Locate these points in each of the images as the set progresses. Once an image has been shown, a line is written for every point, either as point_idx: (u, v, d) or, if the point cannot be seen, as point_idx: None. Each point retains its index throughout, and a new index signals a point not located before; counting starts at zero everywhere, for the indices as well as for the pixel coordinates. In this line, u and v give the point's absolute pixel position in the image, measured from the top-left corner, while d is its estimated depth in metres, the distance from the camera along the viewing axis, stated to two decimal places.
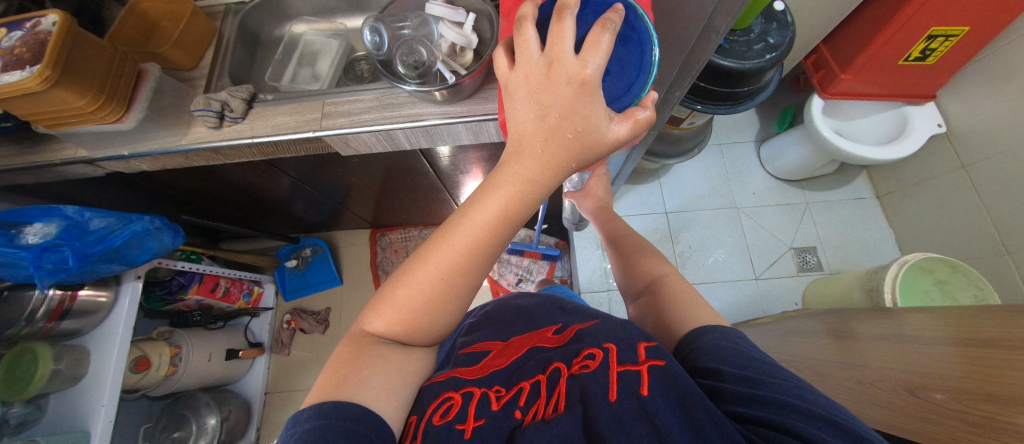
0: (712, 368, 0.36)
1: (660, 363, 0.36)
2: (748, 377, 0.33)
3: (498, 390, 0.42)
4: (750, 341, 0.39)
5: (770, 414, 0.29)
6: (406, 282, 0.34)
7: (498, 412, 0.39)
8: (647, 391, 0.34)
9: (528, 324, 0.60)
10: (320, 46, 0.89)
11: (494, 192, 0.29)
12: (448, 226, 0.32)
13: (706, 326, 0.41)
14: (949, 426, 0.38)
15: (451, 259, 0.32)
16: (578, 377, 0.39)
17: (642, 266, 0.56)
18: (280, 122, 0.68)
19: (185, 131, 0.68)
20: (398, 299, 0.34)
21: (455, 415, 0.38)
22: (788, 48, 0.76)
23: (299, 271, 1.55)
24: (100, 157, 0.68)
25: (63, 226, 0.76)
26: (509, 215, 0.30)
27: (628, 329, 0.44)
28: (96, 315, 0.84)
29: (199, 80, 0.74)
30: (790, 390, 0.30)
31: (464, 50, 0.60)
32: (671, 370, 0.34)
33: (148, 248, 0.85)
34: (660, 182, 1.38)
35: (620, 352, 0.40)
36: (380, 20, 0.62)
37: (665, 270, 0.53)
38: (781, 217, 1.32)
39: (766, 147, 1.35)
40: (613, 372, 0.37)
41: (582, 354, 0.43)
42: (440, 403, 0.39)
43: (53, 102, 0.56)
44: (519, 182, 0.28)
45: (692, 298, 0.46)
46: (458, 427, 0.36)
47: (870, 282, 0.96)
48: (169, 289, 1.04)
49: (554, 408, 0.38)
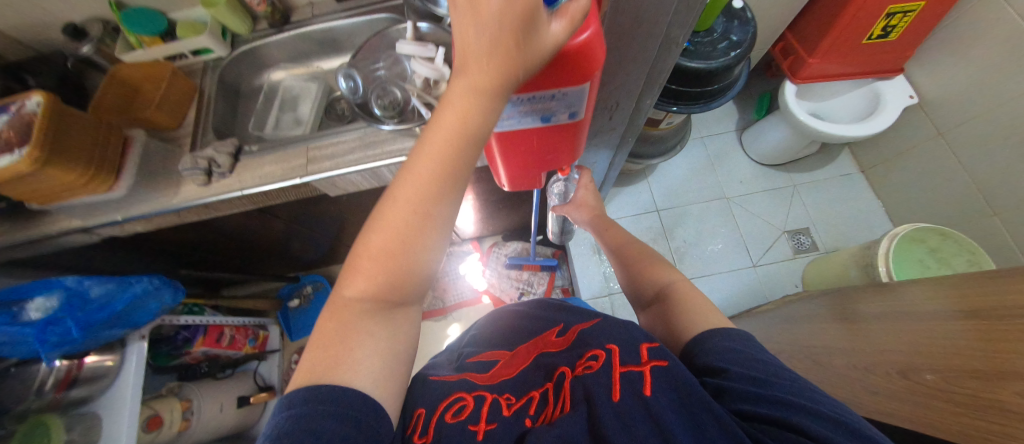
0: (720, 368, 0.36)
1: (662, 364, 0.37)
2: (754, 376, 0.34)
3: (508, 398, 0.44)
4: (757, 341, 0.39)
5: (776, 411, 0.29)
6: (377, 228, 0.33)
7: (509, 417, 0.40)
8: (649, 391, 0.34)
9: (532, 328, 0.60)
10: (299, 90, 0.90)
11: (448, 109, 0.28)
12: (411, 158, 0.32)
13: (713, 329, 0.42)
14: (943, 409, 0.38)
15: (417, 193, 0.31)
16: (581, 377, 0.40)
17: (650, 273, 0.57)
18: (267, 171, 0.70)
19: (175, 192, 0.69)
20: (371, 244, 0.33)
21: (467, 415, 0.41)
22: (751, 44, 0.78)
23: (302, 309, 1.52)
24: (93, 225, 0.70)
25: (63, 297, 0.73)
26: (468, 134, 0.29)
27: (632, 331, 0.44)
28: (103, 381, 0.84)
29: (185, 138, 0.75)
30: (797, 390, 0.31)
31: (438, 83, 0.63)
32: (674, 370, 0.36)
33: (150, 308, 0.83)
34: (648, 181, 1.40)
35: (622, 354, 0.41)
36: (354, 66, 0.66)
37: (673, 276, 0.54)
38: (771, 202, 1.33)
39: (748, 133, 1.37)
40: (615, 373, 0.38)
41: (584, 357, 0.44)
42: (452, 403, 0.42)
43: (47, 181, 0.57)
44: (469, 97, 0.27)
45: (698, 302, 0.47)
46: (470, 428, 0.39)
47: (864, 258, 0.97)
48: (175, 345, 1.02)
49: (559, 409, 0.39)
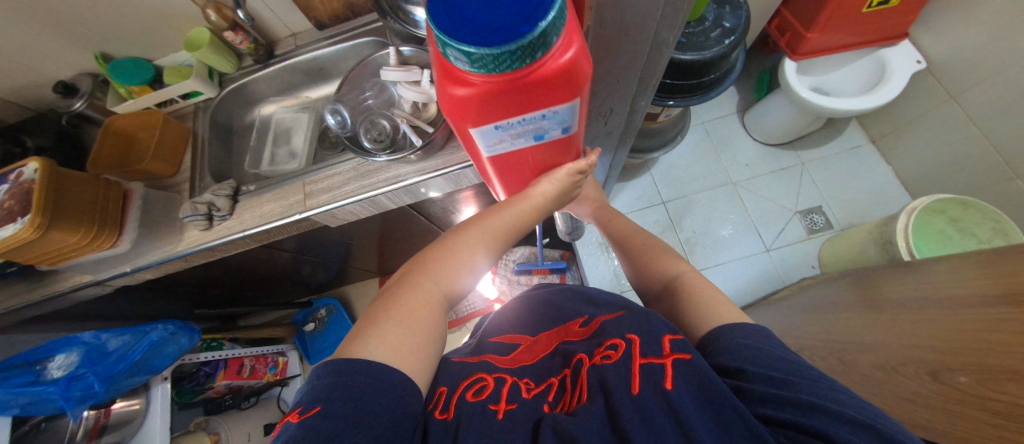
0: (735, 367, 0.31)
1: (686, 358, 0.32)
2: (777, 378, 0.29)
3: (528, 383, 0.43)
4: (778, 337, 0.34)
5: (800, 418, 0.25)
6: (425, 287, 0.40)
7: (530, 400, 0.39)
8: (670, 384, 0.30)
9: (554, 316, 0.58)
10: (291, 122, 0.90)
11: (509, 208, 0.44)
12: (461, 233, 0.44)
13: (726, 324, 0.36)
14: (978, 422, 0.36)
15: (460, 263, 0.43)
16: (599, 367, 0.36)
17: (657, 264, 0.53)
18: (266, 210, 0.70)
19: (179, 238, 0.71)
20: (386, 336, 0.36)
21: (488, 395, 0.39)
22: (745, 29, 0.76)
23: (318, 333, 1.50)
24: (104, 278, 0.71)
25: (83, 353, 0.74)
26: (513, 228, 0.45)
27: (652, 320, 0.39)
28: (132, 425, 0.85)
29: (183, 184, 0.76)
30: (825, 393, 0.26)
31: (427, 105, 0.63)
32: (699, 364, 0.31)
33: (167, 354, 0.84)
34: (651, 174, 1.37)
35: (642, 344, 0.36)
36: (341, 99, 0.66)
37: (682, 267, 0.50)
38: (780, 183, 1.30)
39: (749, 113, 1.33)
40: (635, 364, 0.34)
41: (604, 345, 0.39)
42: (472, 383, 0.42)
43: (50, 245, 0.58)
44: (529, 208, 0.45)
45: (714, 298, 0.42)
46: (490, 406, 0.37)
47: (882, 236, 0.93)
48: (197, 381, 1.05)
49: (577, 399, 0.36)
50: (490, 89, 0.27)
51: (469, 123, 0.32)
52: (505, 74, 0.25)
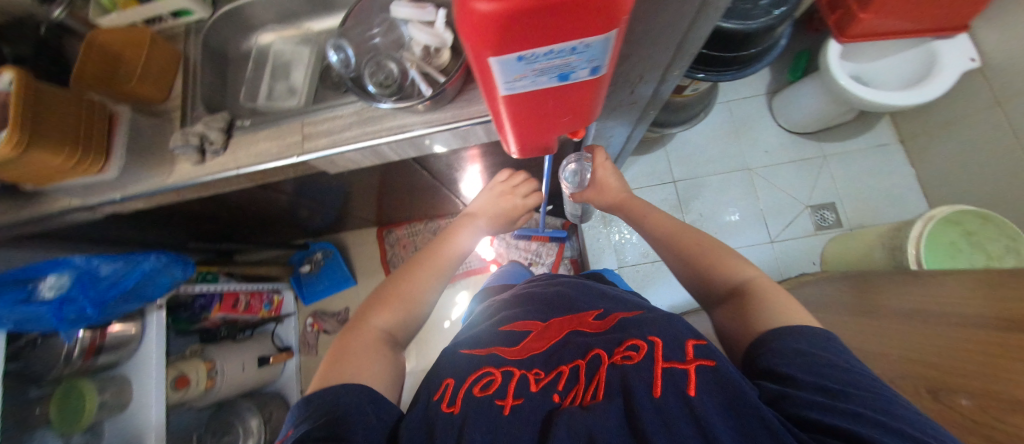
0: (786, 374, 0.34)
1: (709, 364, 0.36)
2: (828, 387, 0.31)
3: (536, 373, 0.47)
4: (845, 347, 0.36)
5: (845, 422, 0.27)
6: (382, 313, 0.62)
7: (536, 394, 0.43)
8: (693, 391, 0.33)
9: (569, 308, 0.63)
10: (290, 54, 0.83)
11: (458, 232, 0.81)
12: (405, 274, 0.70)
13: (787, 329, 0.39)
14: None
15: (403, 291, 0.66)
16: (620, 368, 0.40)
17: (721, 270, 0.55)
18: (261, 149, 0.67)
19: (169, 170, 0.67)
20: (359, 361, 0.52)
21: (495, 390, 0.44)
22: (798, 3, 0.67)
23: (314, 275, 1.50)
24: (94, 203, 0.69)
25: (75, 276, 0.72)
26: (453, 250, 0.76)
27: (674, 328, 0.44)
28: (129, 347, 0.86)
29: (173, 112, 0.71)
30: (882, 406, 0.28)
31: (439, 51, 0.57)
32: (720, 369, 0.35)
33: (161, 284, 0.83)
34: (666, 151, 1.31)
35: (665, 349, 0.40)
36: (346, 35, 0.60)
37: (750, 273, 0.52)
38: (797, 174, 1.26)
39: (779, 97, 1.25)
40: (658, 367, 0.38)
41: (624, 346, 0.44)
42: (481, 378, 0.46)
43: (32, 164, 0.55)
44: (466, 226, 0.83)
45: (778, 303, 0.44)
46: (497, 401, 0.42)
47: (893, 241, 0.91)
48: (193, 311, 1.02)
49: (593, 395, 0.40)
50: (519, 5, 0.24)
51: (489, 50, 0.30)
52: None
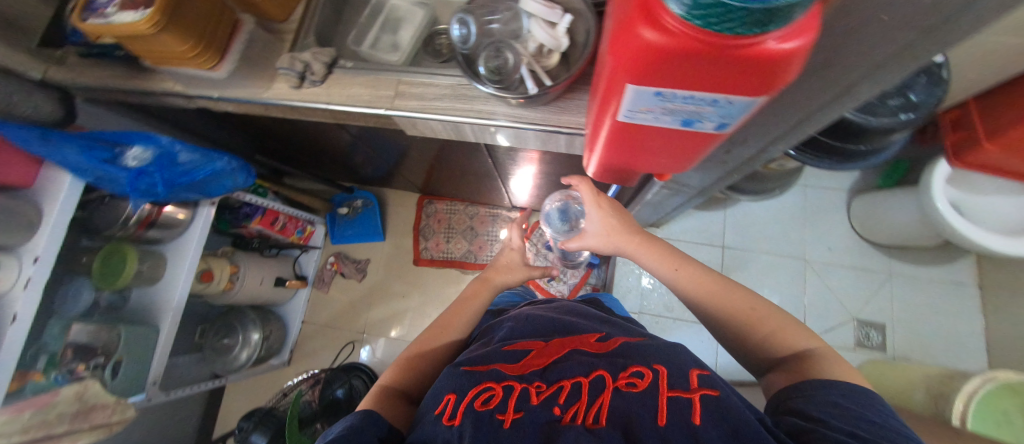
0: (818, 417, 0.36)
1: (713, 393, 0.39)
2: (860, 435, 0.33)
3: (537, 386, 0.44)
4: (888, 406, 0.37)
5: None
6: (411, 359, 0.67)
7: (536, 407, 0.41)
8: (698, 420, 0.36)
9: (569, 328, 0.60)
10: (404, 12, 0.85)
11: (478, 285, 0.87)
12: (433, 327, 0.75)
13: (826, 381, 0.39)
14: None
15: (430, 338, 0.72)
16: (624, 395, 0.41)
17: (774, 338, 0.50)
18: (354, 93, 0.69)
19: (268, 85, 0.71)
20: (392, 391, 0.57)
21: (495, 405, 0.42)
22: (930, 111, 0.65)
23: (348, 220, 1.54)
24: (195, 95, 0.73)
25: (157, 153, 0.79)
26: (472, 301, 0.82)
27: (679, 353, 0.46)
28: (175, 230, 0.92)
29: (288, 34, 0.75)
30: None
31: (551, 53, 0.59)
32: (723, 400, 0.38)
33: (222, 186, 0.88)
34: (724, 213, 1.26)
35: (671, 377, 0.42)
36: (471, 12, 0.62)
37: (811, 343, 0.48)
38: (854, 282, 1.18)
39: (862, 198, 1.18)
40: (662, 396, 0.39)
41: (627, 370, 0.44)
42: (481, 391, 0.44)
43: (160, 45, 0.59)
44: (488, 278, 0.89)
45: (834, 366, 0.42)
46: (497, 416, 0.41)
47: (942, 388, 0.84)
48: (236, 215, 1.08)
49: (593, 419, 0.39)
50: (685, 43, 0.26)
51: (631, 78, 0.32)
52: (714, 37, 0.25)
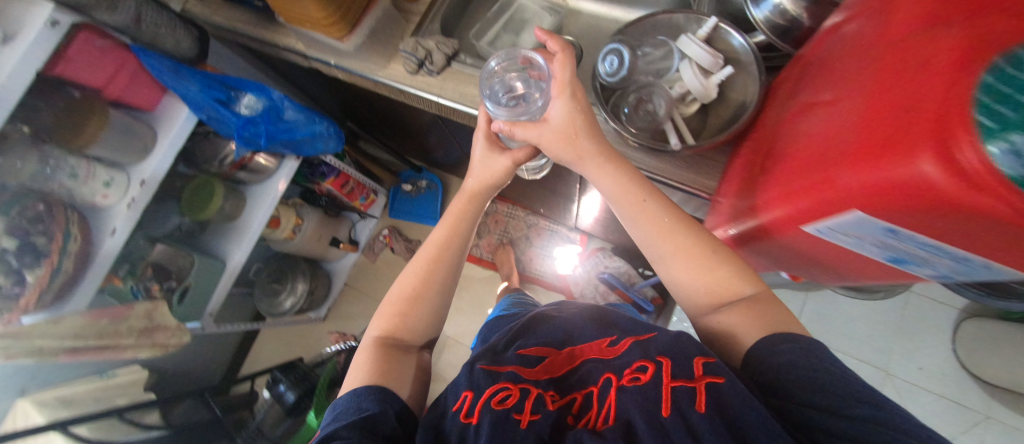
0: (795, 385, 0.35)
1: (717, 381, 0.35)
2: (855, 408, 0.32)
3: (552, 394, 0.44)
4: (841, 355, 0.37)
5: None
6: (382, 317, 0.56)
7: (552, 411, 0.41)
8: (702, 408, 0.34)
9: (585, 330, 0.55)
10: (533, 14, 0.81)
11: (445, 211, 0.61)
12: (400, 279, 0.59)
13: (788, 335, 0.38)
14: None
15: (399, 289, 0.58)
16: (628, 390, 0.39)
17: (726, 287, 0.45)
18: (468, 92, 0.66)
19: (385, 64, 0.71)
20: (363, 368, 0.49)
21: (512, 404, 0.40)
22: None
23: (409, 197, 1.56)
24: (313, 57, 0.74)
25: (266, 105, 0.82)
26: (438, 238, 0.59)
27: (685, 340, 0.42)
28: (261, 176, 0.96)
29: (414, 15, 0.73)
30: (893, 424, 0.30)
31: (693, 101, 0.55)
32: (729, 389, 0.34)
33: (315, 147, 0.92)
34: (806, 296, 1.14)
35: (674, 367, 0.39)
36: (627, 42, 0.56)
37: (751, 289, 0.45)
38: (942, 414, 1.04)
39: (978, 324, 1.02)
40: (665, 387, 0.37)
41: (632, 366, 0.42)
42: (497, 390, 0.42)
43: (302, 9, 0.58)
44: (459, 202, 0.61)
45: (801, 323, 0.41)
46: (515, 416, 0.39)
47: None
48: (312, 172, 1.10)
49: (605, 419, 0.38)
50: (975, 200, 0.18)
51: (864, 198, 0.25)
52: None
